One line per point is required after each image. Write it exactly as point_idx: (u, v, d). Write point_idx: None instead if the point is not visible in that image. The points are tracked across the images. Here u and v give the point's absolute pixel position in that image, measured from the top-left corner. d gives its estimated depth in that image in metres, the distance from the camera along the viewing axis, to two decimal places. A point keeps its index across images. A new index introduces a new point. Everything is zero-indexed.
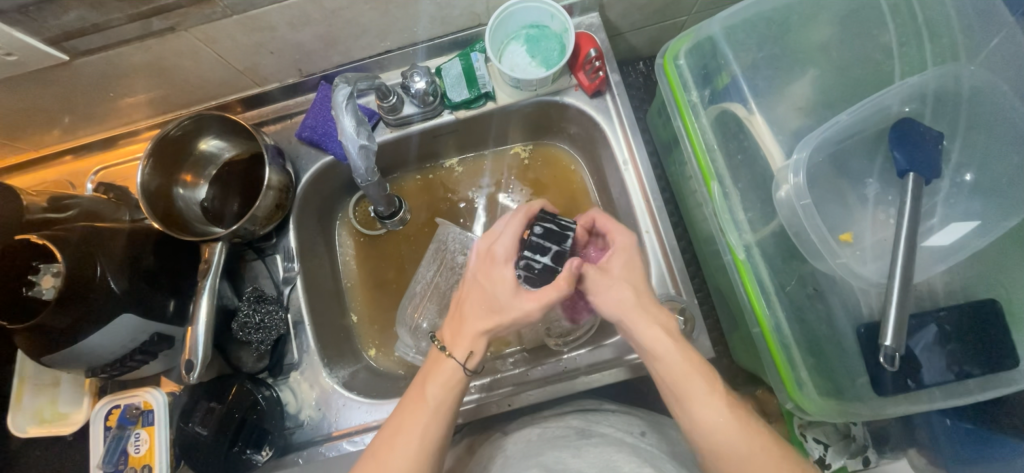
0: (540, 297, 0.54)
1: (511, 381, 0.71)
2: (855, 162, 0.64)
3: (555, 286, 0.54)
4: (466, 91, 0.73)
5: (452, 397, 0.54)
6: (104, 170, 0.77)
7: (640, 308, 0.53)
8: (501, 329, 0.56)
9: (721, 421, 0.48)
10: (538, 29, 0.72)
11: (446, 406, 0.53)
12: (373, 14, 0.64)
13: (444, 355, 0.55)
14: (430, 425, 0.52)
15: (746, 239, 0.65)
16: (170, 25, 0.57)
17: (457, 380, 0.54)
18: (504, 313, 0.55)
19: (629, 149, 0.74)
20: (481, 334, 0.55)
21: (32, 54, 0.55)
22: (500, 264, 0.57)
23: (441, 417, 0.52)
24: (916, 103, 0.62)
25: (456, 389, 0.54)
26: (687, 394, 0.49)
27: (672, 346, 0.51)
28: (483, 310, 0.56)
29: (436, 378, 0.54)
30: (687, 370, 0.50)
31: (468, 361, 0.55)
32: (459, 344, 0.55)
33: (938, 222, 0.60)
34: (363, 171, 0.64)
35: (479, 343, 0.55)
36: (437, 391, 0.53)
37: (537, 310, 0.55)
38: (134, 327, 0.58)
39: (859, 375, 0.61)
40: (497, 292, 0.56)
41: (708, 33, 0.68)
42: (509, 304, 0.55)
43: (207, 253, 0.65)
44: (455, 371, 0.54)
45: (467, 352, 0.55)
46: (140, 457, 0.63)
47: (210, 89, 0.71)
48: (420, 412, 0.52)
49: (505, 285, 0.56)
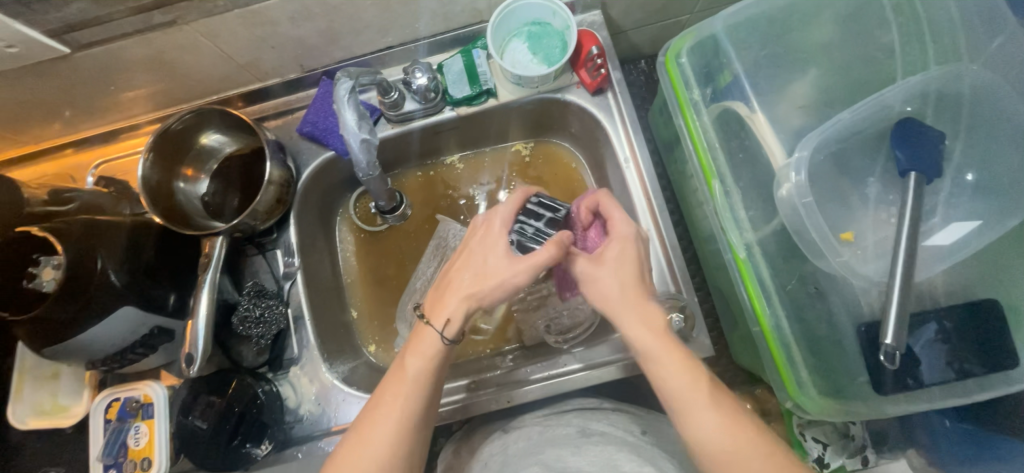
0: (530, 261, 0.53)
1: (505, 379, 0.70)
2: (857, 160, 0.64)
3: (547, 249, 0.54)
4: (467, 87, 0.73)
5: (432, 369, 0.53)
6: (105, 163, 0.77)
7: (629, 303, 0.52)
8: (485, 297, 0.54)
9: (715, 426, 0.47)
10: (539, 25, 0.72)
11: (425, 377, 0.53)
12: (374, 10, 0.64)
13: (426, 324, 0.54)
14: (410, 397, 0.51)
15: (747, 238, 0.65)
16: (172, 19, 0.57)
17: (436, 350, 0.53)
18: (491, 278, 0.54)
19: (630, 147, 0.74)
20: (462, 299, 0.54)
21: (33, 47, 0.55)
22: (494, 234, 0.56)
23: (421, 388, 0.52)
24: (917, 103, 0.62)
25: (435, 359, 0.53)
26: (686, 402, 0.48)
27: (663, 347, 0.50)
28: (469, 277, 0.55)
29: (417, 349, 0.53)
30: (676, 359, 0.50)
31: (447, 330, 0.53)
32: (441, 310, 0.54)
33: (939, 221, 0.60)
34: (364, 166, 0.64)
35: (460, 311, 0.54)
36: (417, 362, 0.53)
37: (525, 274, 0.54)
38: (135, 321, 0.58)
39: (859, 375, 0.61)
40: (487, 258, 0.55)
41: (711, 31, 0.68)
42: (498, 270, 0.54)
43: (207, 247, 0.64)
44: (435, 342, 0.53)
45: (446, 319, 0.53)
46: (139, 450, 0.63)
47: (211, 83, 0.71)
48: (401, 384, 0.52)
49: (496, 251, 0.55)
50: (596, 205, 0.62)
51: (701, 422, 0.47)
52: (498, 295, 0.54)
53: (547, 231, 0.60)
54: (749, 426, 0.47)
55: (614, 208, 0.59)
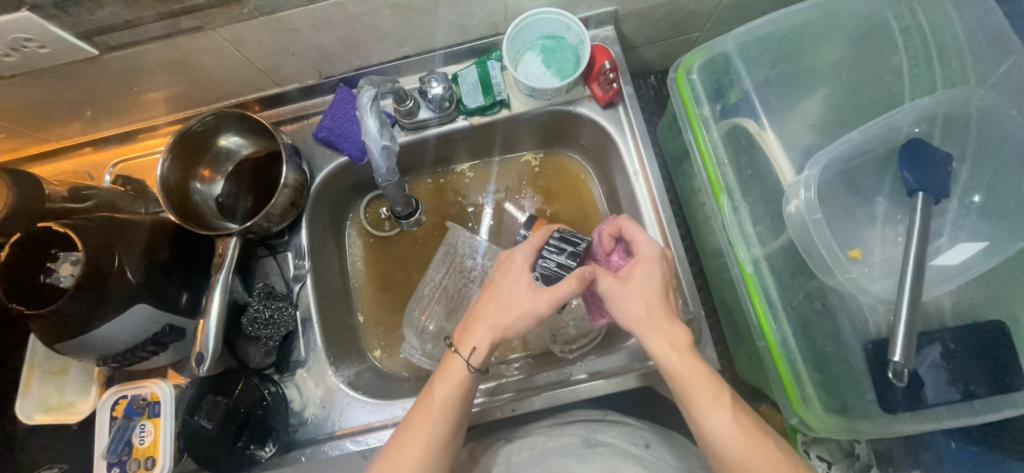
0: (553, 292, 0.55)
1: (519, 384, 0.70)
2: (865, 179, 0.64)
3: (568, 281, 0.55)
4: (481, 98, 0.75)
5: (459, 395, 0.54)
6: (122, 163, 0.78)
7: (660, 323, 0.53)
8: (510, 327, 0.55)
9: (731, 434, 0.48)
10: (554, 39, 0.74)
11: (451, 403, 0.53)
12: (394, 20, 0.66)
13: (454, 352, 0.55)
14: (436, 424, 0.52)
15: (755, 253, 0.66)
16: (199, 24, 0.58)
17: (464, 377, 0.54)
18: (515, 308, 0.55)
19: (639, 161, 0.75)
20: (488, 329, 0.55)
21: (63, 47, 0.56)
22: (515, 266, 0.59)
23: (449, 414, 0.53)
24: (925, 124, 0.63)
25: (463, 387, 0.54)
26: (695, 404, 0.50)
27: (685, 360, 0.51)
28: (494, 308, 0.56)
29: (445, 377, 0.54)
30: (698, 381, 0.50)
31: (473, 358, 0.54)
32: (467, 339, 0.56)
33: (946, 241, 0.61)
34: (383, 171, 0.65)
35: (486, 341, 0.55)
36: (445, 389, 0.54)
37: (548, 305, 0.55)
38: (147, 318, 0.59)
39: (866, 393, 0.61)
40: (512, 290, 0.57)
41: (722, 48, 0.69)
42: (521, 301, 0.56)
43: (221, 247, 0.65)
44: (461, 370, 0.54)
45: (472, 347, 0.54)
46: (144, 449, 0.63)
47: (231, 87, 0.73)
48: (428, 411, 0.53)
49: (520, 284, 0.57)
50: (618, 230, 0.62)
51: (720, 433, 0.48)
52: (523, 324, 0.55)
53: (570, 265, 0.58)
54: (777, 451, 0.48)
55: (637, 230, 0.59)
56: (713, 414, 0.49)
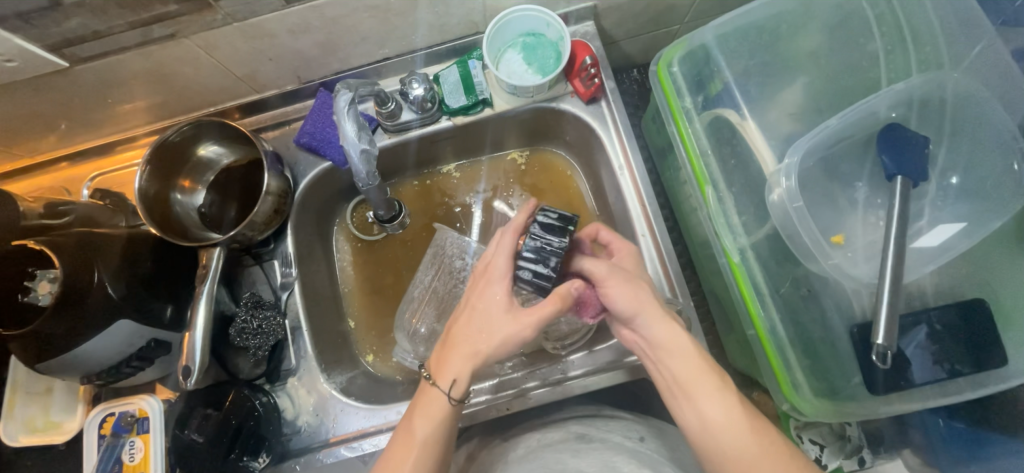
0: (535, 313, 0.53)
1: (516, 382, 0.70)
2: (846, 165, 0.65)
3: (552, 301, 0.54)
4: (463, 97, 0.74)
5: (441, 430, 0.54)
6: (100, 176, 0.77)
7: (651, 306, 0.54)
8: (490, 355, 0.54)
9: (726, 417, 0.49)
10: (534, 36, 0.73)
11: (434, 438, 0.53)
12: (372, 22, 0.65)
13: (433, 384, 0.55)
14: (418, 462, 0.52)
15: (741, 242, 0.66)
16: (172, 32, 0.57)
17: (444, 411, 0.54)
18: (495, 333, 0.54)
19: (624, 154, 0.75)
20: (468, 357, 0.54)
21: (32, 59, 0.55)
22: (492, 285, 0.56)
23: (429, 452, 0.53)
24: (902, 109, 0.63)
25: (443, 422, 0.54)
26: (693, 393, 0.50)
27: (679, 338, 0.53)
28: (473, 334, 0.55)
29: (424, 412, 0.54)
30: (699, 373, 0.51)
31: (454, 389, 0.53)
32: (445, 370, 0.54)
33: (926, 223, 0.62)
34: (364, 176, 0.65)
35: (466, 370, 0.54)
36: (425, 425, 0.54)
37: (529, 328, 0.53)
38: (131, 333, 0.58)
39: (853, 376, 0.62)
40: (489, 314, 0.55)
41: (701, 41, 0.70)
42: (501, 324, 0.54)
43: (204, 258, 0.64)
44: (441, 401, 0.54)
45: (452, 379, 0.53)
46: (135, 466, 0.62)
47: (208, 95, 0.71)
48: (409, 448, 0.53)
49: (499, 306, 0.55)
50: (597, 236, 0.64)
51: (716, 419, 0.49)
52: (502, 350, 0.54)
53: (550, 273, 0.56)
54: (770, 437, 0.49)
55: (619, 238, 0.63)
56: (709, 401, 0.50)
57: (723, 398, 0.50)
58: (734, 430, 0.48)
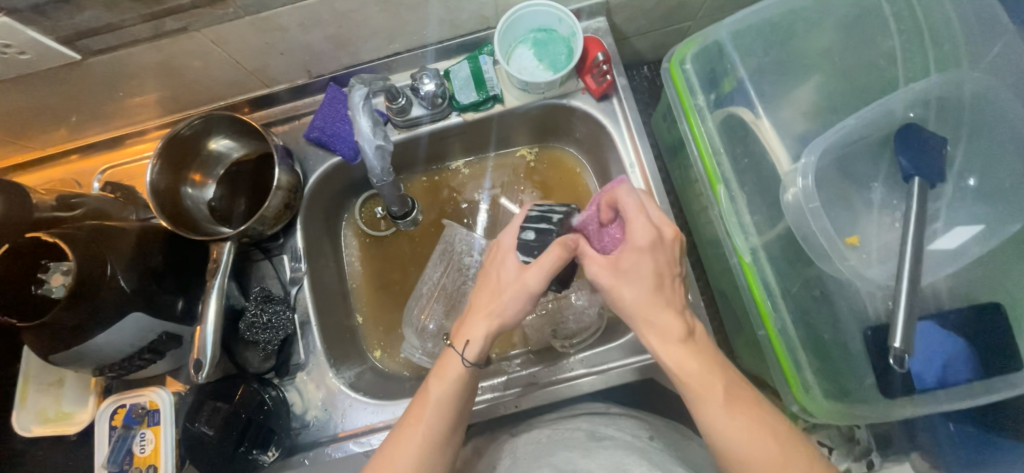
0: (539, 266, 0.55)
1: (520, 380, 0.70)
2: (861, 165, 0.64)
3: (553, 252, 0.55)
4: (474, 93, 0.74)
5: (453, 395, 0.55)
6: (112, 169, 0.77)
7: (656, 312, 0.51)
8: (503, 310, 0.56)
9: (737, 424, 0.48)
10: (545, 32, 0.73)
11: (447, 402, 0.54)
12: (382, 16, 0.65)
13: (449, 346, 0.57)
14: (433, 422, 0.53)
15: (752, 242, 0.66)
16: (183, 25, 0.57)
17: (460, 374, 0.55)
18: (504, 290, 0.56)
19: (635, 152, 0.75)
20: (480, 320, 0.56)
21: (45, 53, 0.55)
22: (502, 251, 0.60)
23: (441, 412, 0.54)
24: (919, 109, 0.63)
25: (459, 383, 0.55)
26: (695, 400, 0.50)
27: (679, 354, 0.51)
28: (486, 294, 0.58)
29: (440, 374, 0.55)
30: (702, 378, 0.50)
31: (468, 351, 0.55)
32: (462, 332, 0.57)
33: (942, 225, 0.61)
34: (379, 172, 0.65)
35: (478, 331, 0.56)
36: (439, 386, 0.55)
37: (538, 280, 0.55)
38: (142, 326, 0.58)
39: (866, 377, 0.61)
40: (500, 274, 0.58)
41: (715, 37, 0.68)
42: (509, 282, 0.56)
43: (215, 252, 0.64)
44: (458, 365, 0.55)
45: (466, 340, 0.56)
46: (145, 457, 0.63)
47: (218, 89, 0.71)
48: (423, 409, 0.54)
49: (507, 265, 0.58)
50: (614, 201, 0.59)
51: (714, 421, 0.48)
52: (515, 303, 0.56)
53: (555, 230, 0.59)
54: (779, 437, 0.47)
55: (631, 207, 0.55)
56: (712, 412, 0.49)
57: (724, 407, 0.48)
58: (738, 442, 0.47)
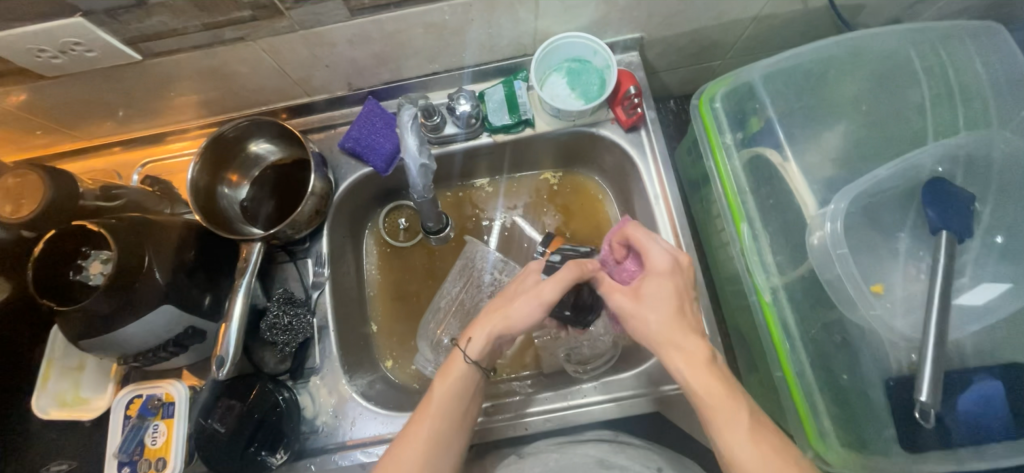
0: (555, 278, 0.58)
1: (515, 405, 0.69)
2: (888, 215, 0.65)
3: (569, 267, 0.58)
4: (507, 116, 0.76)
5: (457, 391, 0.57)
6: (152, 163, 0.80)
7: (668, 338, 0.53)
8: (509, 317, 0.58)
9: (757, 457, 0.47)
10: (579, 62, 0.75)
11: (449, 398, 0.57)
12: (426, 38, 0.67)
13: (455, 346, 0.60)
14: (434, 418, 0.55)
15: (773, 282, 0.66)
16: (241, 35, 0.60)
17: (463, 371, 0.58)
18: (516, 299, 0.59)
19: (660, 184, 0.76)
20: (487, 322, 0.59)
21: (110, 52, 0.58)
22: (526, 269, 0.64)
23: (443, 407, 0.56)
24: (948, 165, 0.63)
25: (461, 380, 0.58)
26: (717, 426, 0.49)
27: (705, 377, 0.51)
28: (499, 301, 0.61)
29: (445, 373, 0.58)
30: (726, 403, 0.50)
31: (470, 350, 0.58)
32: (467, 331, 0.60)
33: (968, 280, 0.61)
34: (420, 188, 0.69)
35: (483, 334, 0.58)
36: (443, 384, 0.57)
37: (553, 291, 0.58)
38: (172, 319, 0.60)
39: (885, 429, 0.60)
40: (518, 284, 0.61)
41: (747, 79, 0.70)
42: (523, 291, 0.60)
43: (245, 251, 0.66)
44: (460, 364, 0.58)
45: (468, 338, 0.58)
46: (156, 449, 0.63)
47: (263, 95, 0.74)
48: (427, 406, 0.56)
49: (527, 279, 0.61)
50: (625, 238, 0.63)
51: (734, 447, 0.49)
52: (526, 312, 0.58)
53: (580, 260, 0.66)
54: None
55: (647, 240, 0.59)
56: (732, 437, 0.48)
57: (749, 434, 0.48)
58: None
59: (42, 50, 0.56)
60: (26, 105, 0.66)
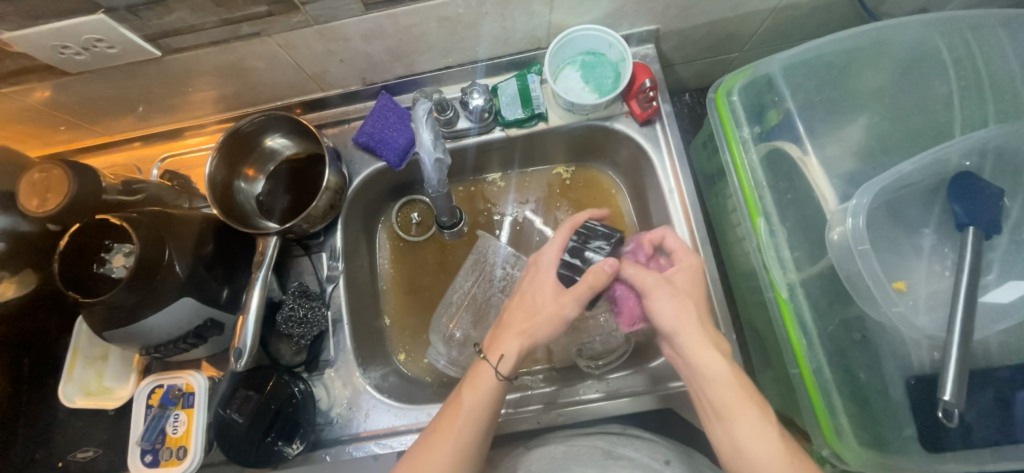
0: (574, 294, 0.58)
1: (540, 397, 0.70)
2: (912, 210, 0.63)
3: (588, 279, 0.58)
4: (520, 110, 0.76)
5: (486, 404, 0.56)
6: (170, 159, 0.81)
7: (691, 329, 0.55)
8: (536, 331, 0.59)
9: (768, 451, 0.48)
10: (594, 56, 0.74)
11: (479, 411, 0.56)
12: (440, 32, 0.67)
13: (484, 359, 0.59)
14: (463, 430, 0.54)
15: (790, 278, 0.65)
16: (258, 30, 0.60)
17: (493, 386, 0.57)
18: (540, 313, 0.60)
19: (675, 178, 0.75)
20: (515, 339, 0.59)
21: (131, 49, 0.59)
22: (543, 268, 0.63)
23: (474, 421, 0.55)
24: (976, 158, 0.61)
25: (491, 395, 0.57)
26: (735, 419, 0.51)
27: (723, 370, 0.53)
28: (521, 315, 0.61)
29: (474, 384, 0.57)
30: (740, 400, 0.51)
31: (502, 365, 0.58)
32: (496, 347, 0.60)
33: (995, 278, 0.59)
34: (434, 183, 0.69)
35: (513, 349, 0.59)
36: (472, 395, 0.57)
37: (574, 306, 0.59)
38: (191, 311, 0.61)
39: (906, 428, 0.59)
40: (537, 295, 0.61)
41: (766, 71, 0.69)
42: (545, 303, 0.60)
43: (261, 245, 0.67)
44: (491, 378, 0.57)
45: (501, 354, 0.58)
46: (177, 438, 0.65)
47: (277, 90, 0.75)
48: (456, 417, 0.55)
49: (544, 286, 0.61)
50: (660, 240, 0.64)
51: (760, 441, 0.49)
52: (552, 324, 0.59)
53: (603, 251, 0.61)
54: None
55: (679, 243, 0.62)
56: (744, 429, 0.50)
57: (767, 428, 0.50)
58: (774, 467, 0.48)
59: (65, 47, 0.57)
60: (49, 101, 0.67)
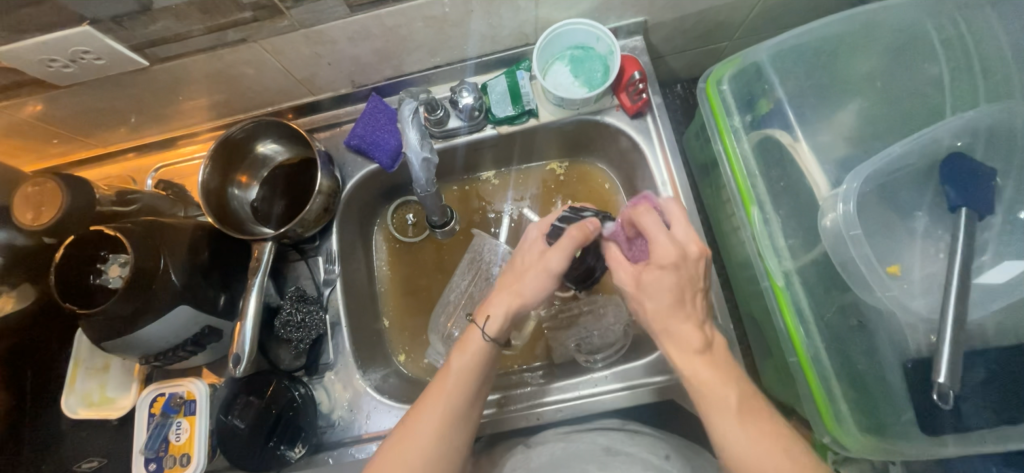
0: (560, 248, 0.58)
1: (523, 397, 0.69)
2: (905, 193, 0.63)
3: (572, 236, 0.58)
4: (510, 107, 0.76)
5: (475, 368, 0.57)
6: (164, 168, 0.82)
7: (668, 320, 0.54)
8: (523, 291, 0.59)
9: (745, 441, 0.48)
10: (582, 50, 0.74)
11: (467, 374, 0.56)
12: (427, 32, 0.67)
13: (472, 321, 0.59)
14: (452, 394, 0.55)
15: (786, 266, 0.65)
16: (244, 36, 0.61)
17: (482, 348, 0.57)
18: (527, 272, 0.60)
19: (667, 171, 0.75)
20: (501, 300, 0.59)
21: (118, 59, 0.59)
22: (528, 239, 0.63)
23: (462, 385, 0.56)
24: (968, 138, 0.61)
25: (480, 357, 0.57)
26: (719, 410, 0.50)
27: (696, 364, 0.52)
28: (510, 277, 0.61)
29: (463, 347, 0.58)
30: (717, 384, 0.51)
31: (488, 326, 0.58)
32: (484, 309, 0.60)
33: (989, 258, 0.59)
34: (423, 182, 0.69)
35: (500, 309, 0.58)
36: (462, 358, 0.57)
37: (559, 261, 0.58)
38: (189, 319, 0.61)
39: (905, 411, 0.59)
40: (523, 258, 0.61)
41: (755, 59, 0.68)
42: (531, 264, 0.60)
43: (257, 251, 0.67)
44: (479, 340, 0.58)
45: (488, 315, 0.58)
46: (180, 446, 0.65)
47: (267, 96, 0.75)
48: (445, 379, 0.56)
49: (530, 250, 0.62)
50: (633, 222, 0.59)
51: (726, 432, 0.49)
52: (537, 284, 0.59)
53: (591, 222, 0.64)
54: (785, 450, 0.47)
55: (653, 225, 0.55)
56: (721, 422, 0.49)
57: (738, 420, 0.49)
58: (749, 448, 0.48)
59: (52, 60, 0.57)
60: (40, 115, 0.67)
